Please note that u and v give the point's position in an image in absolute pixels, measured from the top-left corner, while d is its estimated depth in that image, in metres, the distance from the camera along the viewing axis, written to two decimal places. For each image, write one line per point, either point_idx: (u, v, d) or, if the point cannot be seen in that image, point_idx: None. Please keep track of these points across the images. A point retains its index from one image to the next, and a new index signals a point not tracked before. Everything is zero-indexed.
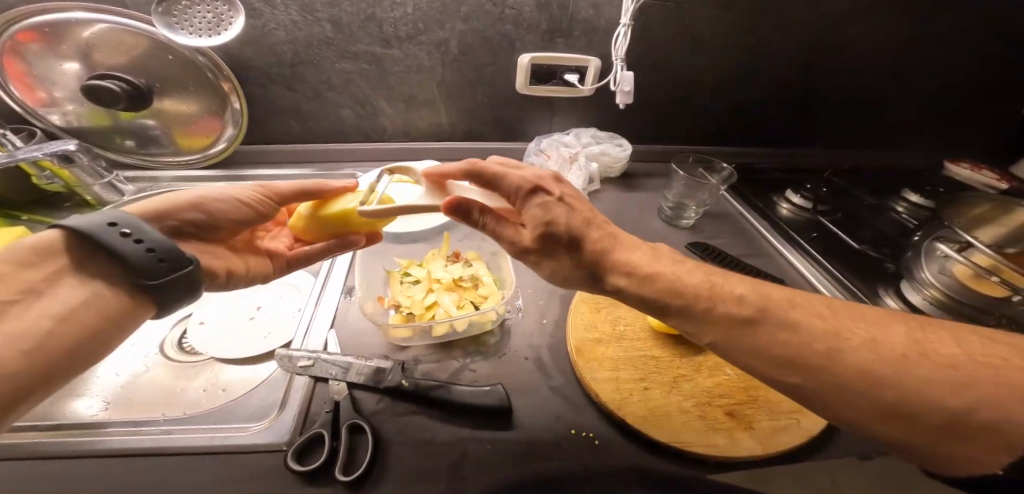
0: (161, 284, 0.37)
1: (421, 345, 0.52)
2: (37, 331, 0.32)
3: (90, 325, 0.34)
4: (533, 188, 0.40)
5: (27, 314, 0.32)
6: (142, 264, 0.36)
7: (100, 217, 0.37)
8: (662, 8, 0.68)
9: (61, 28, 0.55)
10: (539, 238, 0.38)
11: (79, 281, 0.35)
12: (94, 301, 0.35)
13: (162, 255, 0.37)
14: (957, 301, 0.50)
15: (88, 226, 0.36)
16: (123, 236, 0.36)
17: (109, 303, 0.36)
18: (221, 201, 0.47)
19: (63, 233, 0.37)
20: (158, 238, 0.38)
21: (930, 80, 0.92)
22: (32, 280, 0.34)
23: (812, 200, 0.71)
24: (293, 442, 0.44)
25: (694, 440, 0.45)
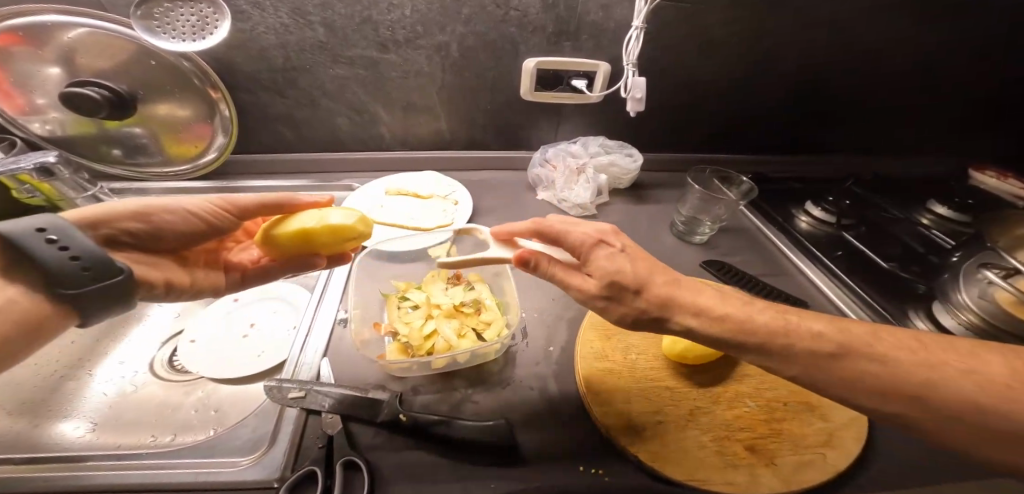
0: (91, 294, 0.34)
1: (420, 375, 0.49)
2: None
3: (10, 336, 0.31)
4: (598, 240, 0.36)
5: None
6: (67, 273, 0.33)
7: (23, 220, 0.33)
8: (677, 9, 0.64)
9: (39, 32, 0.52)
10: (606, 287, 0.34)
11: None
12: (12, 306, 0.31)
13: (89, 264, 0.33)
14: (999, 327, 0.47)
15: (9, 228, 0.32)
16: (49, 242, 0.33)
17: (26, 313, 0.32)
18: (166, 211, 0.43)
19: None
20: (87, 245, 0.34)
21: (955, 83, 0.88)
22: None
23: (834, 214, 0.67)
24: (284, 480, 0.41)
25: (711, 478, 0.42)
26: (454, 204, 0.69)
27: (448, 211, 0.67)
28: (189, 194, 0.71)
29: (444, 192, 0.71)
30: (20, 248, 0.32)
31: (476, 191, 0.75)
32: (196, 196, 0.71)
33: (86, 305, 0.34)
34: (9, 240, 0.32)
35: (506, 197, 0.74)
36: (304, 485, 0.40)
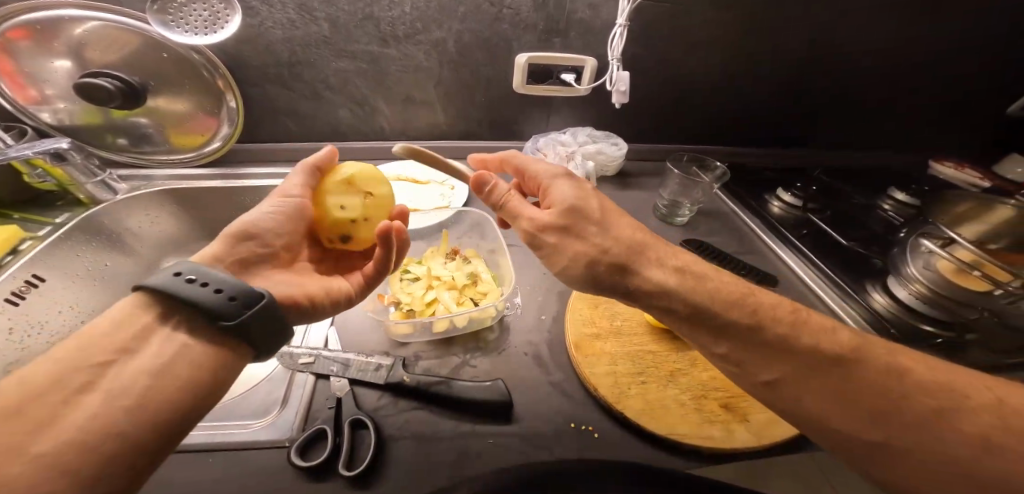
0: (246, 324, 0.32)
1: (421, 342, 0.51)
2: (135, 390, 0.28)
3: (192, 381, 0.30)
4: (564, 174, 0.42)
5: (125, 371, 0.28)
6: (219, 308, 0.32)
7: (174, 274, 0.33)
8: (658, 10, 0.69)
9: (52, 26, 0.55)
10: (563, 215, 0.39)
11: (170, 334, 0.31)
12: (185, 352, 0.31)
13: (235, 295, 0.33)
14: (943, 295, 0.52)
15: (160, 283, 0.32)
16: (192, 283, 0.32)
17: (200, 358, 0.31)
18: (261, 221, 0.42)
19: (150, 300, 0.33)
20: (229, 280, 0.34)
21: (919, 81, 0.94)
22: (122, 340, 0.30)
23: (802, 199, 0.72)
24: (295, 439, 0.41)
25: (690, 432, 0.45)
26: (451, 189, 0.73)
27: (445, 196, 0.72)
28: (194, 181, 0.74)
29: (441, 179, 0.75)
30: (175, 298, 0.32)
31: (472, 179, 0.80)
32: (201, 183, 0.73)
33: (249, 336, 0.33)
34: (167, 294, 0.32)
35: None
36: (316, 444, 0.41)
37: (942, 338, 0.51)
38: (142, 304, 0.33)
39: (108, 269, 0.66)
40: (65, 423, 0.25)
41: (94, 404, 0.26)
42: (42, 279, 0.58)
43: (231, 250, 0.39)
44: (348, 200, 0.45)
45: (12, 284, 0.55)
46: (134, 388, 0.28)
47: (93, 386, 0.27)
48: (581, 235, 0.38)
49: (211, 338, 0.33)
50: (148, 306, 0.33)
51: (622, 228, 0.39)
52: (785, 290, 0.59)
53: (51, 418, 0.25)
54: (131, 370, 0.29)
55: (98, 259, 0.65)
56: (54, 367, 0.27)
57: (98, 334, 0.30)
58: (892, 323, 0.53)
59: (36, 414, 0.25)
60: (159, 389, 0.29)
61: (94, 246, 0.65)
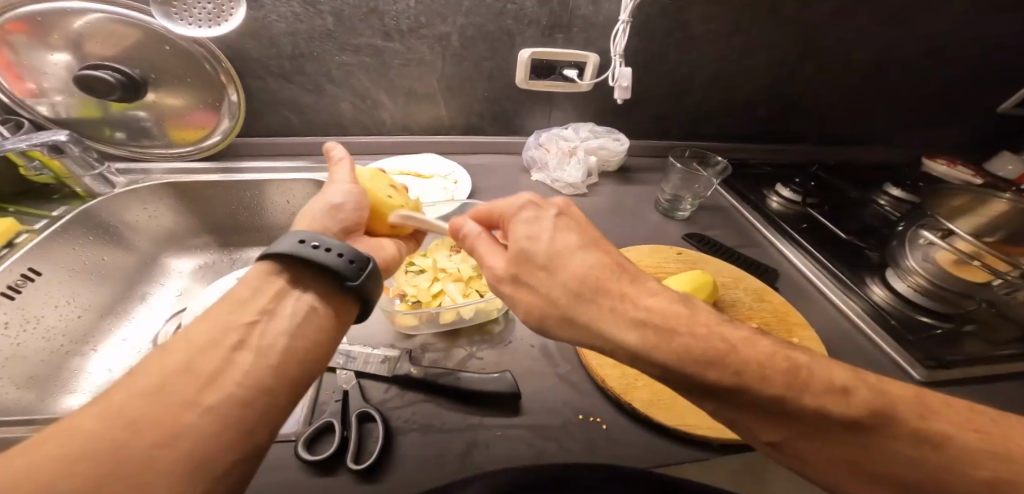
0: (364, 285, 0.36)
1: (427, 334, 0.50)
2: (278, 349, 0.30)
3: (318, 342, 0.33)
4: (529, 204, 0.39)
5: (267, 332, 0.31)
6: (343, 269, 0.35)
7: (290, 238, 0.36)
8: (660, 6, 0.69)
9: (51, 17, 0.54)
10: (512, 268, 0.37)
11: (296, 297, 0.34)
12: (312, 314, 0.34)
13: (353, 257, 0.36)
14: (941, 287, 0.53)
15: (285, 249, 0.35)
16: (315, 248, 0.35)
17: (321, 321, 0.34)
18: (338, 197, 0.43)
19: (271, 265, 0.35)
20: (344, 245, 0.37)
21: (915, 80, 0.95)
22: (261, 302, 0.32)
23: (800, 194, 0.73)
24: (302, 432, 0.40)
25: (697, 423, 0.44)
26: (454, 183, 0.73)
27: (448, 189, 0.72)
28: (191, 174, 0.72)
29: (444, 173, 0.75)
30: (302, 262, 0.35)
31: (474, 173, 0.80)
32: (199, 176, 0.72)
33: (364, 295, 0.37)
34: (293, 257, 0.35)
35: (503, 179, 0.78)
36: (322, 438, 0.39)
37: (941, 329, 0.52)
38: (267, 270, 0.35)
39: (106, 263, 0.66)
40: (227, 380, 0.27)
41: (245, 364, 0.28)
42: (38, 273, 0.57)
43: (329, 221, 0.42)
44: (386, 189, 0.48)
45: (8, 278, 0.54)
46: (276, 347, 0.30)
47: (243, 346, 0.29)
48: (530, 285, 0.36)
49: (331, 300, 0.36)
50: (273, 272, 0.35)
51: (571, 269, 0.34)
52: (786, 283, 0.60)
53: (214, 375, 0.26)
54: (271, 332, 0.31)
55: (96, 254, 0.65)
56: (203, 332, 0.29)
57: (229, 305, 0.32)
58: (892, 315, 0.53)
59: (197, 374, 0.26)
60: (294, 350, 0.31)
61: (93, 240, 0.65)
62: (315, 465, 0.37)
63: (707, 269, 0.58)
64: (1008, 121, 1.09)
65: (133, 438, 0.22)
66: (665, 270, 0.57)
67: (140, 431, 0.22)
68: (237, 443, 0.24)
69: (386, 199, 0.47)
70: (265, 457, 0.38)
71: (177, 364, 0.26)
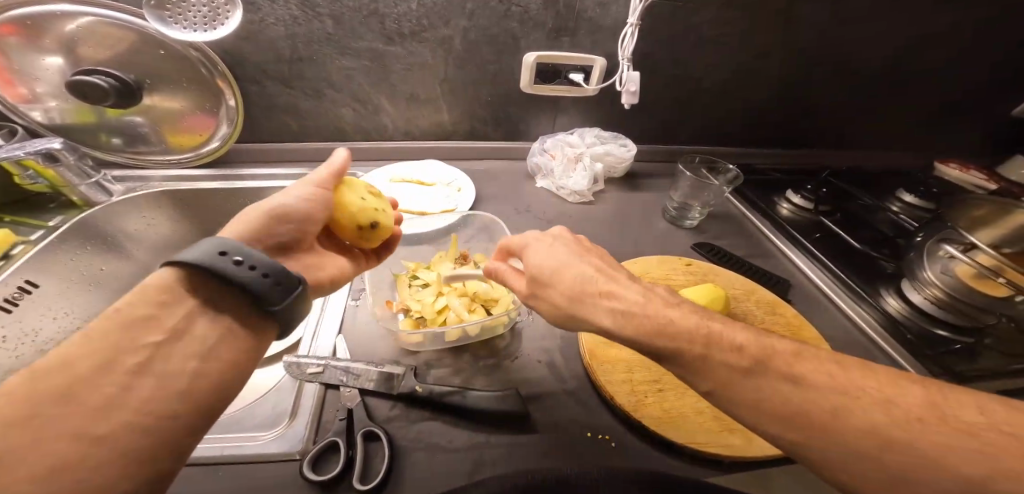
0: (286, 310, 0.34)
1: (433, 350, 0.47)
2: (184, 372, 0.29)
3: (233, 361, 0.31)
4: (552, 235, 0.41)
5: (172, 352, 0.29)
6: (265, 292, 0.32)
7: (205, 244, 0.32)
8: (669, 8, 0.67)
9: (42, 20, 0.52)
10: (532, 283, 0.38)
11: (208, 313, 0.32)
12: (228, 337, 0.32)
13: (279, 278, 0.33)
14: (958, 301, 0.52)
15: (202, 259, 0.31)
16: (235, 265, 0.31)
17: (240, 341, 0.33)
18: (293, 202, 0.39)
19: (179, 272, 0.32)
20: (267, 258, 0.33)
21: (929, 81, 0.93)
22: (166, 317, 0.30)
23: (813, 201, 0.71)
24: (306, 452, 0.37)
25: (710, 440, 0.41)
26: (457, 191, 0.71)
27: (451, 197, 0.70)
28: (190, 181, 0.71)
29: (447, 180, 0.74)
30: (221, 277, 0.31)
31: (477, 179, 0.78)
32: (198, 183, 0.71)
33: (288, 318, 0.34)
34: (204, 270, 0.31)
35: (507, 185, 0.77)
36: (327, 457, 0.37)
37: (959, 343, 0.50)
38: (176, 280, 0.32)
39: (105, 273, 0.64)
40: (127, 405, 0.26)
41: (148, 388, 0.27)
42: (36, 285, 0.56)
43: (265, 228, 0.37)
44: (363, 192, 0.45)
45: (4, 291, 0.53)
46: (185, 371, 0.29)
47: (144, 370, 0.28)
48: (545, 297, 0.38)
49: (249, 317, 0.34)
50: (185, 280, 0.32)
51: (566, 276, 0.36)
52: (797, 293, 0.58)
53: (109, 400, 0.25)
54: (178, 354, 0.29)
55: (93, 263, 0.63)
56: (92, 351, 0.27)
57: (131, 317, 0.29)
58: (909, 328, 0.51)
59: (88, 399, 0.25)
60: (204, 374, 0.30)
61: (90, 249, 0.63)
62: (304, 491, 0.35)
63: (718, 282, 0.56)
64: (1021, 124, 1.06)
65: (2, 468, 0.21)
66: (674, 281, 0.56)
67: (14, 461, 0.21)
68: (128, 471, 0.24)
69: (359, 202, 0.43)
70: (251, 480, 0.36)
71: (57, 392, 0.24)
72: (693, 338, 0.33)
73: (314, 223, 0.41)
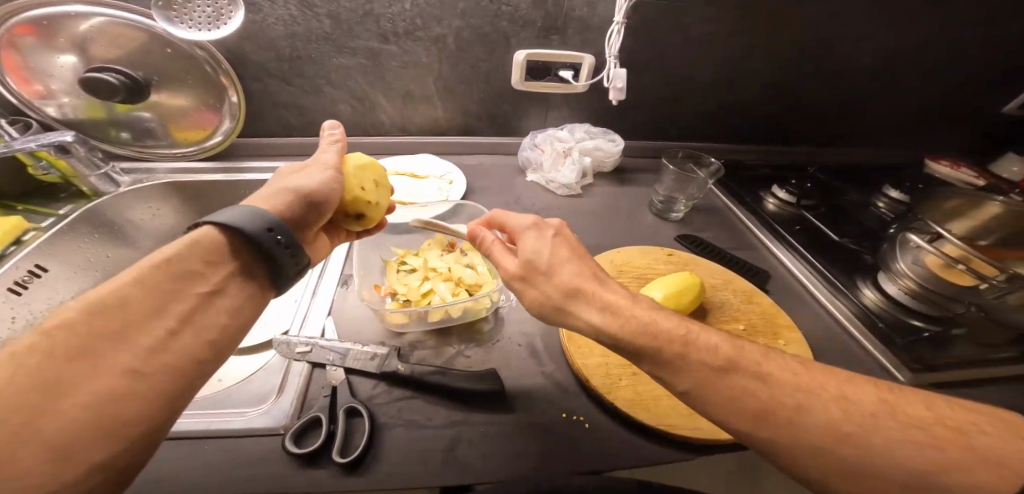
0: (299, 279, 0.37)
1: (418, 332, 0.49)
2: (206, 322, 0.30)
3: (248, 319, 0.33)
4: (535, 225, 0.41)
5: (198, 304, 0.30)
6: (285, 262, 0.34)
7: (246, 212, 0.34)
8: (655, 7, 0.69)
9: (58, 21, 0.55)
10: (523, 267, 0.38)
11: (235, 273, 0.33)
12: (254, 302, 0.34)
13: (298, 251, 0.35)
14: (930, 290, 0.52)
15: (249, 229, 0.33)
16: (278, 243, 0.34)
17: (262, 308, 0.35)
18: (314, 185, 0.40)
19: (213, 231, 0.33)
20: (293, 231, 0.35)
21: (919, 79, 0.94)
22: (199, 271, 0.31)
23: (796, 196, 0.72)
24: (290, 427, 0.39)
25: (679, 422, 0.42)
26: (449, 184, 0.74)
27: (443, 190, 0.72)
28: (194, 174, 0.74)
29: (440, 173, 0.76)
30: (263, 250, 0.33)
31: (470, 173, 0.80)
32: (202, 176, 0.74)
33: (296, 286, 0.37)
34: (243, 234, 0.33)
35: (498, 180, 0.79)
36: (310, 432, 0.38)
37: (929, 332, 0.51)
38: (215, 238, 0.33)
39: (111, 260, 0.67)
40: (173, 351, 0.27)
41: (190, 338, 0.29)
42: (45, 269, 0.59)
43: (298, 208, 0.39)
44: (365, 181, 0.46)
45: (15, 274, 0.56)
46: (217, 327, 0.31)
47: (187, 321, 0.29)
48: (538, 284, 0.38)
49: (265, 283, 0.35)
50: (219, 239, 0.33)
51: (567, 276, 0.37)
52: (776, 284, 0.59)
53: (160, 345, 0.27)
54: (205, 305, 0.30)
55: (99, 252, 0.66)
56: (145, 294, 0.28)
57: (161, 268, 0.30)
58: (881, 318, 0.53)
59: (138, 342, 0.26)
60: (220, 327, 0.31)
61: (97, 238, 0.66)
62: (290, 463, 0.36)
63: (697, 271, 0.58)
64: (1016, 122, 1.06)
65: (61, 396, 0.22)
66: (656, 272, 0.58)
67: (42, 389, 0.22)
68: (164, 413, 0.25)
69: (357, 194, 0.45)
70: (234, 451, 0.37)
71: (111, 329, 0.26)
72: (658, 318, 0.34)
73: (331, 205, 0.42)
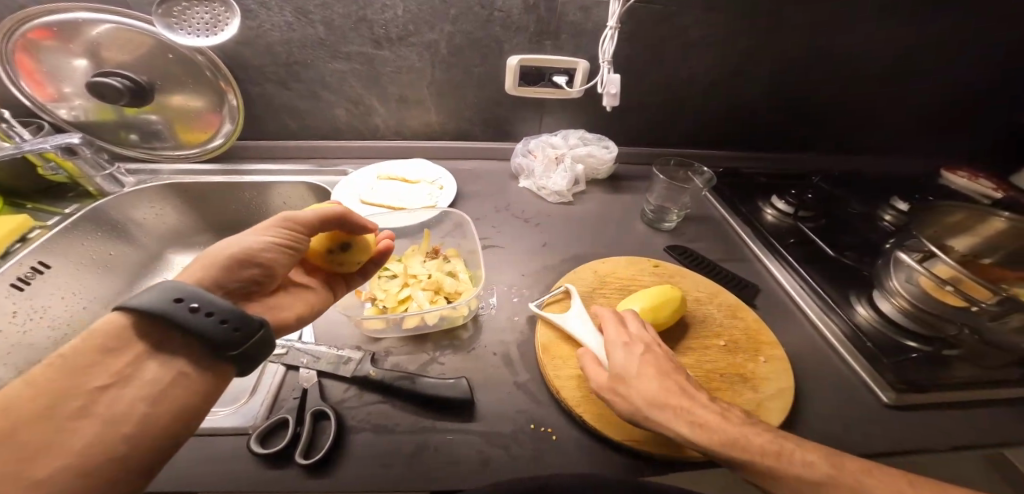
0: (248, 352, 0.33)
1: (394, 337, 0.50)
2: (132, 417, 0.28)
3: (189, 405, 0.31)
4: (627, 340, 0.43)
5: (120, 397, 0.28)
6: (219, 339, 0.31)
7: (160, 292, 0.31)
8: (651, 12, 0.68)
9: (69, 27, 0.58)
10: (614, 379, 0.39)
11: (164, 362, 0.31)
12: (180, 381, 0.31)
13: (237, 323, 0.32)
14: (924, 311, 0.50)
15: (152, 305, 0.30)
16: (191, 311, 0.31)
17: (205, 391, 0.32)
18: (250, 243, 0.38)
19: (131, 321, 0.31)
20: (226, 303, 0.32)
21: (934, 83, 0.90)
22: (118, 363, 0.30)
23: (795, 206, 0.70)
24: (258, 427, 0.39)
25: (645, 438, 0.41)
26: (440, 189, 0.74)
27: (433, 195, 0.72)
28: (196, 176, 0.76)
29: (431, 178, 0.76)
30: (187, 329, 0.31)
31: (462, 178, 0.80)
32: (203, 177, 0.76)
33: (247, 360, 0.33)
34: (156, 317, 0.30)
35: (491, 184, 0.79)
36: (277, 434, 0.39)
37: (920, 353, 0.49)
38: (122, 323, 0.31)
39: (113, 258, 0.69)
40: (63, 450, 0.25)
41: (92, 434, 0.26)
42: (48, 265, 0.61)
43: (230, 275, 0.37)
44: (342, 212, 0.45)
45: (18, 270, 0.58)
46: (131, 417, 0.28)
47: (87, 413, 0.27)
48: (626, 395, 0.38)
49: (206, 363, 0.33)
50: (140, 326, 0.32)
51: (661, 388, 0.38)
52: (765, 298, 0.57)
53: (45, 449, 0.25)
54: (127, 397, 0.29)
55: (102, 250, 0.68)
56: (34, 397, 0.27)
57: (73, 364, 0.29)
58: (870, 337, 0.50)
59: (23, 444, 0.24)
60: (155, 417, 0.29)
61: (101, 235, 0.68)
62: (257, 462, 0.37)
63: (681, 284, 0.56)
64: None
65: None
66: (640, 284, 0.57)
67: None
68: None
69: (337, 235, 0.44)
70: (201, 450, 0.38)
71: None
72: None
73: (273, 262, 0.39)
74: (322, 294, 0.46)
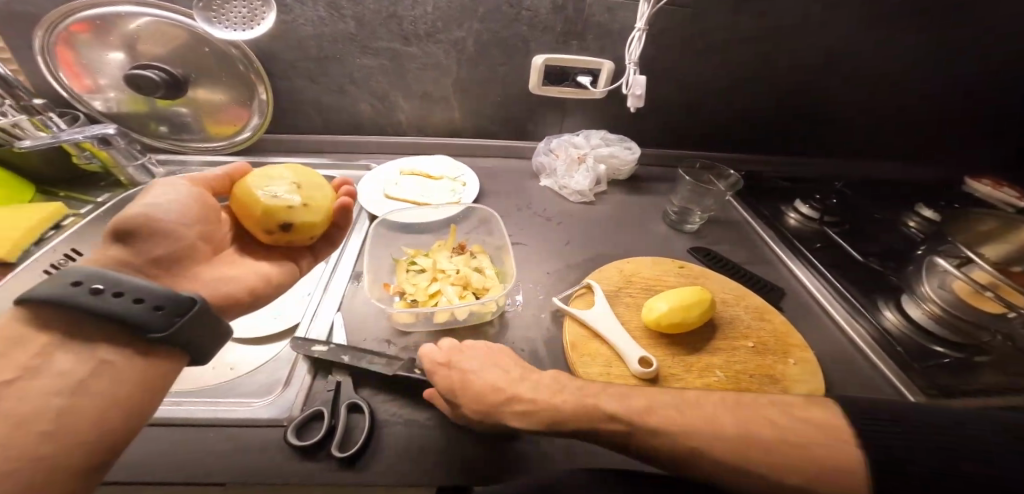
0: (178, 332, 0.32)
1: (423, 331, 0.50)
2: (42, 411, 0.27)
3: (113, 395, 0.29)
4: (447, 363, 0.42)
5: (33, 391, 0.27)
6: (144, 321, 0.30)
7: (61, 278, 0.30)
8: (678, 13, 0.68)
9: (108, 21, 0.58)
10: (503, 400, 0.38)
11: (83, 352, 0.30)
12: (101, 370, 0.30)
13: (160, 303, 0.31)
14: (956, 317, 0.50)
15: (54, 293, 0.29)
16: (96, 293, 0.30)
17: (132, 380, 0.31)
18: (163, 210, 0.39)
19: (30, 315, 0.30)
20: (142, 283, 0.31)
21: (960, 89, 0.89)
22: (22, 357, 0.28)
23: (820, 211, 0.70)
24: (294, 419, 0.40)
25: None
26: (462, 185, 0.75)
27: (456, 192, 0.73)
28: None
29: (453, 175, 0.77)
30: (99, 313, 0.29)
31: (484, 176, 0.81)
32: None
33: (182, 342, 0.32)
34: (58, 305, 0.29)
35: (512, 182, 0.79)
36: (312, 426, 0.40)
37: (952, 359, 0.48)
38: (21, 319, 0.30)
39: None
40: None
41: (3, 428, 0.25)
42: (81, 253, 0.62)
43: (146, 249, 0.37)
44: (275, 187, 0.42)
45: (52, 257, 0.59)
46: (46, 410, 0.27)
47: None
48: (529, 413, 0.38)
49: (134, 350, 0.32)
50: (42, 320, 0.30)
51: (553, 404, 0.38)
52: (790, 301, 0.58)
53: None
54: (39, 389, 0.27)
55: None
56: None
57: None
58: (900, 342, 0.50)
59: None
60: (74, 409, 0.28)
61: None
62: (292, 453, 0.38)
63: (708, 285, 0.57)
64: None
65: None
66: (666, 284, 0.57)
67: None
68: None
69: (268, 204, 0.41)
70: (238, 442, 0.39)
71: None
72: None
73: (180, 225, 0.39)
74: (282, 269, 0.47)
